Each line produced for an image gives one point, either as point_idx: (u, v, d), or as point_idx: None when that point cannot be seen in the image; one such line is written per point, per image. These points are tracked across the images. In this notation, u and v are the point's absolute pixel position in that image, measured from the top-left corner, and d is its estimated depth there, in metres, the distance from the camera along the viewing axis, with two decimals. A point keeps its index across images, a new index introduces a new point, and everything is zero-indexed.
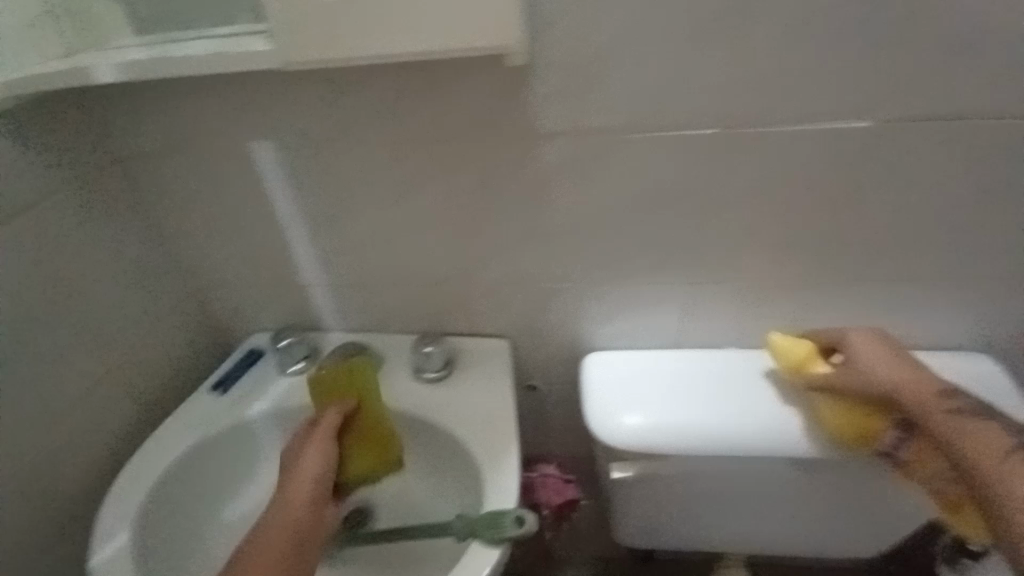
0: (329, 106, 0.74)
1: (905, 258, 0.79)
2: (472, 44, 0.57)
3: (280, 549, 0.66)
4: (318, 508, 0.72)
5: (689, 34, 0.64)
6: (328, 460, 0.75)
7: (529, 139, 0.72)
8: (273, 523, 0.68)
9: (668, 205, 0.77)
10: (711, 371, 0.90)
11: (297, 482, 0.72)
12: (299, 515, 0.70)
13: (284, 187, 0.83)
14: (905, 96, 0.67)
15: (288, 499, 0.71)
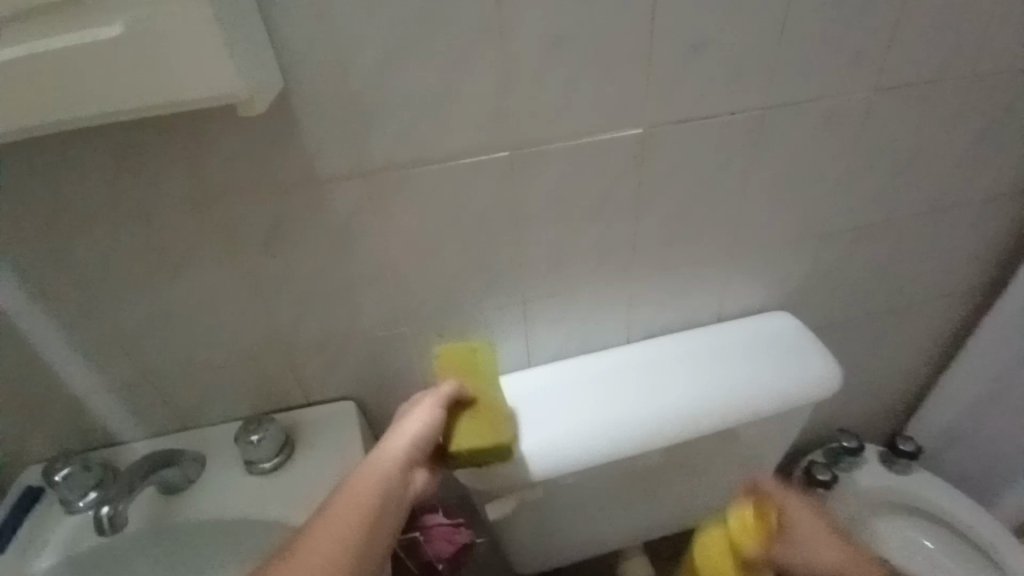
0: (46, 183, 0.60)
1: (698, 240, 0.88)
2: (195, 99, 0.47)
3: (352, 519, 0.63)
4: (399, 474, 0.69)
5: (456, 60, 0.61)
6: (434, 427, 0.73)
7: (311, 187, 0.66)
8: (352, 495, 0.66)
9: (482, 231, 0.75)
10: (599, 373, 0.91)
11: (392, 454, 0.70)
12: (371, 488, 0.67)
13: (23, 289, 0.66)
14: (668, 101, 0.72)
15: (377, 469, 0.69)
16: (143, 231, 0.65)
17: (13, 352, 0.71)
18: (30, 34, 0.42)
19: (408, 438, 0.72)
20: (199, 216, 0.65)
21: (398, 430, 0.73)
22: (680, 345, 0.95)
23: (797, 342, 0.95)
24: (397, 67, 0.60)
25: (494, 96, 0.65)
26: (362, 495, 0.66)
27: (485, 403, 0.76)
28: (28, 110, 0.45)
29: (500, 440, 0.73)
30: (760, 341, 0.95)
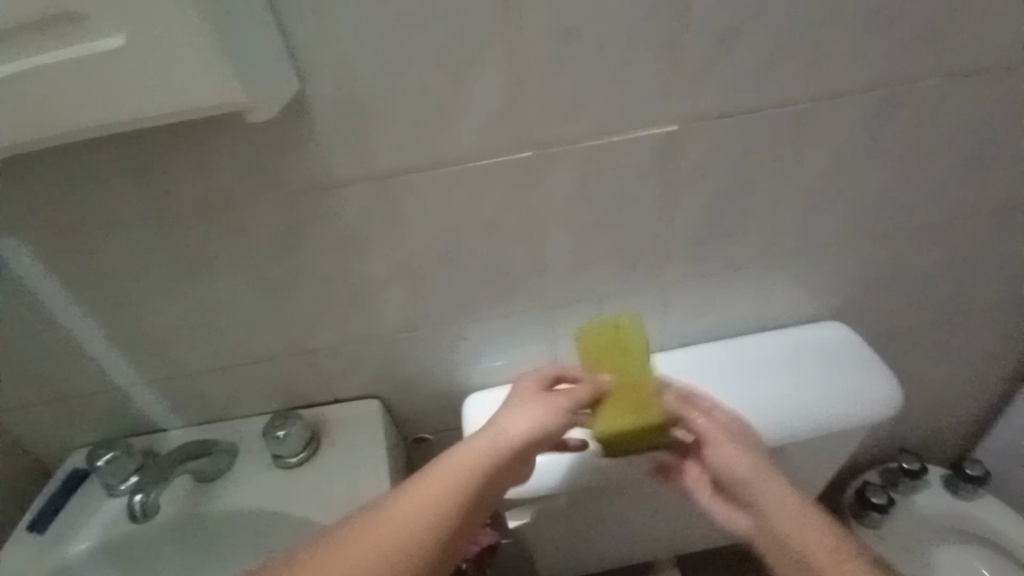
0: (75, 188, 0.61)
1: (739, 243, 0.82)
2: (201, 104, 0.47)
3: (455, 500, 0.63)
4: (496, 471, 0.68)
5: (471, 55, 0.58)
6: (546, 428, 0.70)
7: (326, 192, 0.65)
8: (451, 473, 0.65)
9: (501, 234, 0.73)
10: None
11: (499, 443, 0.68)
12: (474, 474, 0.66)
13: (55, 286, 0.69)
14: (704, 93, 0.66)
15: (481, 455, 0.68)
16: (167, 235, 0.66)
17: (54, 344, 0.74)
18: (39, 47, 0.43)
19: (511, 433, 0.69)
20: (219, 220, 0.65)
21: (512, 419, 0.71)
22: (717, 357, 0.90)
23: (848, 354, 0.88)
24: (407, 67, 0.57)
25: (512, 92, 0.61)
26: (463, 479, 0.65)
27: (626, 382, 0.72)
28: (47, 121, 0.47)
29: (648, 422, 0.70)
30: (806, 354, 0.89)
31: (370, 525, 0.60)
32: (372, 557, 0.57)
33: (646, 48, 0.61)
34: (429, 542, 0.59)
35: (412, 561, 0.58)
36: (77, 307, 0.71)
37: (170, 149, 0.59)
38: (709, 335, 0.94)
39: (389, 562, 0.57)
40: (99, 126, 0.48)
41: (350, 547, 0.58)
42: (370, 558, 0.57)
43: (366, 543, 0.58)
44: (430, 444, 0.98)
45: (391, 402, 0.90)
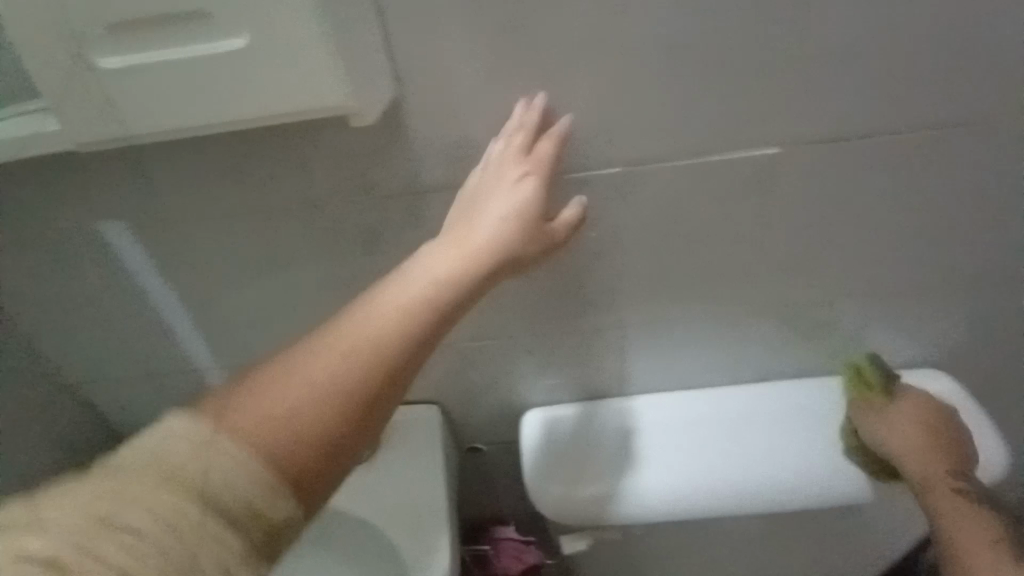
0: (176, 180, 0.62)
1: (834, 276, 0.75)
2: (316, 109, 0.48)
3: (322, 371, 0.44)
4: (452, 303, 0.51)
5: (576, 67, 0.56)
6: (517, 228, 0.54)
7: (412, 197, 0.64)
8: (393, 313, 0.48)
9: (580, 249, 0.70)
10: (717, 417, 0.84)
11: (450, 290, 0.51)
12: (399, 334, 0.47)
13: (148, 273, 0.70)
14: (816, 115, 0.61)
15: (404, 315, 0.48)
16: (256, 229, 0.67)
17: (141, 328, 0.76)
18: (165, 43, 0.45)
19: (510, 216, 0.55)
20: (307, 218, 0.66)
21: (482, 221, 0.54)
22: (796, 399, 0.84)
23: (948, 404, 0.80)
24: (508, 78, 0.56)
25: (610, 107, 0.59)
26: (379, 350, 0.46)
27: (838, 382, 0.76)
28: (168, 117, 0.48)
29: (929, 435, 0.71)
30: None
31: (268, 402, 0.43)
32: (286, 426, 0.42)
33: (759, 64, 0.57)
34: (361, 388, 0.45)
35: (338, 399, 0.44)
36: (165, 294, 0.73)
37: (269, 148, 0.60)
38: (788, 372, 0.88)
39: (325, 407, 0.43)
40: (217, 124, 0.49)
41: (261, 408, 0.43)
42: (288, 419, 0.43)
43: (265, 395, 0.43)
44: (483, 454, 0.96)
45: (449, 409, 0.89)
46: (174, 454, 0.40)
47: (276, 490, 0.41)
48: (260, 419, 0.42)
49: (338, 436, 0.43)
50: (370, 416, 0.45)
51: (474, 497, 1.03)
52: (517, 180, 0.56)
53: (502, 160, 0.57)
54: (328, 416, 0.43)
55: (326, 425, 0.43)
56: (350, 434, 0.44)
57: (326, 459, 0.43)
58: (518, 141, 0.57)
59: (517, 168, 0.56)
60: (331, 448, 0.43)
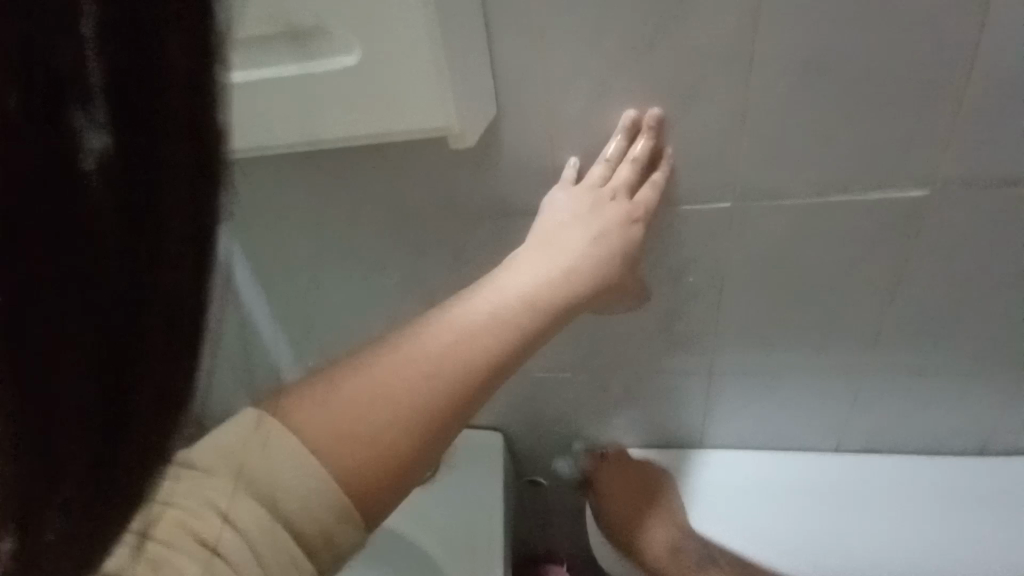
0: (282, 182, 0.62)
1: (969, 338, 0.65)
2: (422, 127, 0.47)
3: (407, 367, 0.41)
4: (546, 319, 0.46)
5: (694, 93, 0.51)
6: (616, 254, 0.51)
7: (499, 219, 0.62)
8: (473, 321, 0.44)
9: (674, 288, 0.65)
10: (809, 480, 0.75)
11: (545, 303, 0.46)
12: (489, 348, 0.43)
13: (235, 271, 0.72)
14: (976, 155, 0.52)
15: (495, 325, 0.44)
16: (345, 241, 0.66)
17: None
18: (283, 58, 0.45)
19: (607, 236, 0.50)
20: (395, 234, 0.65)
21: (583, 238, 0.50)
22: (906, 478, 0.74)
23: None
24: (617, 102, 0.52)
25: (729, 139, 0.53)
26: (469, 359, 0.42)
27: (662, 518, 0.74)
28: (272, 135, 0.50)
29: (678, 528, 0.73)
30: (1020, 500, 0.71)
31: (343, 406, 0.39)
32: (362, 437, 0.39)
33: (910, 95, 0.49)
34: (445, 405, 0.41)
35: (421, 413, 0.40)
36: (251, 294, 0.74)
37: (367, 161, 0.60)
38: (899, 445, 0.77)
39: (404, 423, 0.39)
40: (318, 141, 0.49)
41: (332, 413, 0.39)
42: (368, 430, 0.39)
43: (342, 398, 0.39)
44: (545, 487, 0.92)
45: (514, 438, 0.86)
46: (246, 447, 0.38)
47: (346, 511, 0.38)
48: (335, 427, 0.39)
49: (414, 455, 0.40)
50: (447, 436, 0.41)
51: (526, 527, 0.98)
52: (624, 215, 0.52)
53: (600, 191, 0.52)
54: (407, 432, 0.40)
55: (405, 442, 0.39)
56: (428, 453, 0.40)
57: (402, 479, 0.39)
58: (622, 174, 0.53)
59: (611, 205, 0.52)
60: (407, 470, 0.39)
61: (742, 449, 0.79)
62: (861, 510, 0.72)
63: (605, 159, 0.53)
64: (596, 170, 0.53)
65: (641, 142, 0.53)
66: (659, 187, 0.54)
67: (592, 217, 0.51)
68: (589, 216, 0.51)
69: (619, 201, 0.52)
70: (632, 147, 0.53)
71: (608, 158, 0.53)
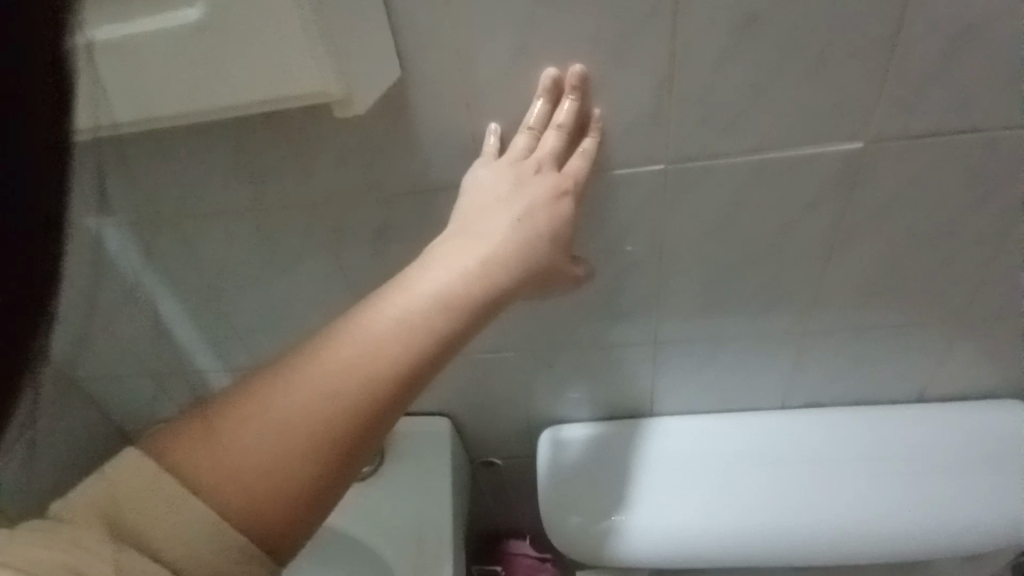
0: (187, 169, 0.55)
1: (906, 292, 0.65)
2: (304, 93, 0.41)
3: (303, 389, 0.36)
4: (467, 317, 0.41)
5: (619, 46, 0.46)
6: (544, 233, 0.46)
7: (421, 195, 0.56)
8: (381, 329, 0.39)
9: (613, 259, 0.61)
10: (760, 441, 0.75)
11: (462, 301, 0.41)
12: (399, 357, 0.38)
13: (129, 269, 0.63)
14: (913, 103, 0.50)
15: (404, 329, 0.39)
16: (253, 227, 0.59)
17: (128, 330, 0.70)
18: (140, 10, 0.37)
19: (531, 218, 0.46)
20: (308, 218, 0.59)
21: (507, 219, 0.45)
22: (851, 433, 0.75)
23: (996, 452, 0.72)
24: (535, 59, 0.47)
25: (659, 96, 0.49)
26: (375, 373, 0.37)
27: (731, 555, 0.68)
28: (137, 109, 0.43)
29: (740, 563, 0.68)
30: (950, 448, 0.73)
31: (228, 441, 0.35)
32: (252, 471, 0.34)
33: (844, 41, 0.46)
34: (347, 426, 0.36)
35: (318, 439, 0.35)
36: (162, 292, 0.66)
37: (265, 138, 0.52)
38: (844, 398, 0.78)
39: (299, 451, 0.35)
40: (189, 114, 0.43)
41: (219, 446, 0.35)
42: (257, 464, 0.35)
43: (228, 426, 0.35)
44: (500, 467, 0.90)
45: (464, 422, 0.83)
46: (130, 480, 0.34)
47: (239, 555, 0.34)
48: (221, 460, 0.34)
49: (314, 485, 0.35)
50: (356, 460, 0.37)
51: (487, 508, 0.97)
52: (551, 188, 0.47)
53: (525, 163, 0.48)
54: (304, 461, 0.35)
55: (302, 471, 0.35)
56: (331, 479, 0.36)
57: (305, 514, 0.35)
58: (548, 143, 0.48)
59: (537, 178, 0.47)
60: (309, 501, 0.35)
61: (692, 414, 0.79)
62: (807, 467, 0.73)
63: (528, 127, 0.49)
64: (519, 139, 0.48)
65: (565, 104, 0.48)
66: (588, 156, 0.49)
67: (517, 194, 0.46)
68: (510, 196, 0.46)
69: (545, 174, 0.47)
70: (556, 110, 0.48)
71: (530, 125, 0.49)
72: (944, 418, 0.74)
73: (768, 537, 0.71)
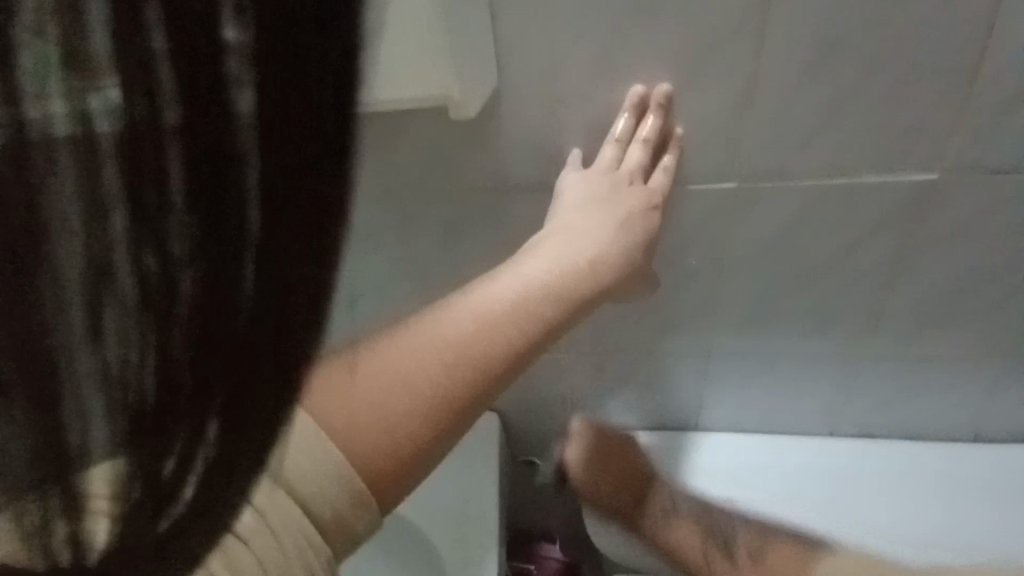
0: None
1: (967, 324, 0.65)
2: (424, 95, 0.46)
3: (431, 353, 0.38)
4: (573, 307, 0.44)
5: (706, 68, 0.49)
6: (638, 241, 0.49)
7: (500, 195, 0.60)
8: (501, 307, 0.42)
9: (674, 270, 0.64)
10: (806, 464, 0.76)
11: (569, 294, 0.44)
12: (517, 334, 0.41)
13: None
14: (989, 136, 0.51)
15: (521, 309, 0.42)
16: (343, 217, 0.64)
17: None
18: None
19: (630, 222, 0.49)
20: (394, 212, 0.63)
21: (606, 223, 0.49)
22: (899, 464, 0.75)
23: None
24: (625, 77, 0.51)
25: (737, 116, 0.52)
26: (494, 346, 0.40)
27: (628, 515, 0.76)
28: None
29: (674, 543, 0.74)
30: (1006, 485, 0.71)
31: (352, 386, 0.37)
32: (379, 421, 0.36)
33: (924, 74, 0.48)
34: (466, 389, 0.39)
35: (440, 400, 0.38)
36: None
37: (368, 133, 0.58)
38: (891, 429, 0.77)
39: (421, 408, 0.37)
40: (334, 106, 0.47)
41: (349, 394, 0.36)
42: (384, 415, 0.37)
43: (356, 377, 0.37)
44: (538, 468, 0.92)
45: (509, 419, 0.85)
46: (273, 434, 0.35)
47: (358, 498, 0.36)
48: (350, 409, 0.36)
49: (430, 441, 0.38)
50: (465, 423, 0.39)
51: (518, 507, 0.99)
52: (644, 201, 0.50)
53: (617, 175, 0.51)
54: (425, 420, 0.37)
55: (422, 427, 0.37)
56: (444, 438, 0.38)
57: (416, 467, 0.38)
58: (634, 156, 0.51)
59: (630, 189, 0.50)
60: (424, 454, 0.38)
61: (735, 432, 0.80)
62: (856, 494, 0.72)
63: (614, 139, 0.52)
64: (606, 150, 0.52)
65: (649, 121, 0.51)
66: (670, 172, 0.52)
67: (612, 202, 0.50)
68: (608, 199, 0.50)
69: (636, 186, 0.51)
70: (640, 126, 0.52)
71: (616, 138, 0.52)
72: (998, 456, 0.73)
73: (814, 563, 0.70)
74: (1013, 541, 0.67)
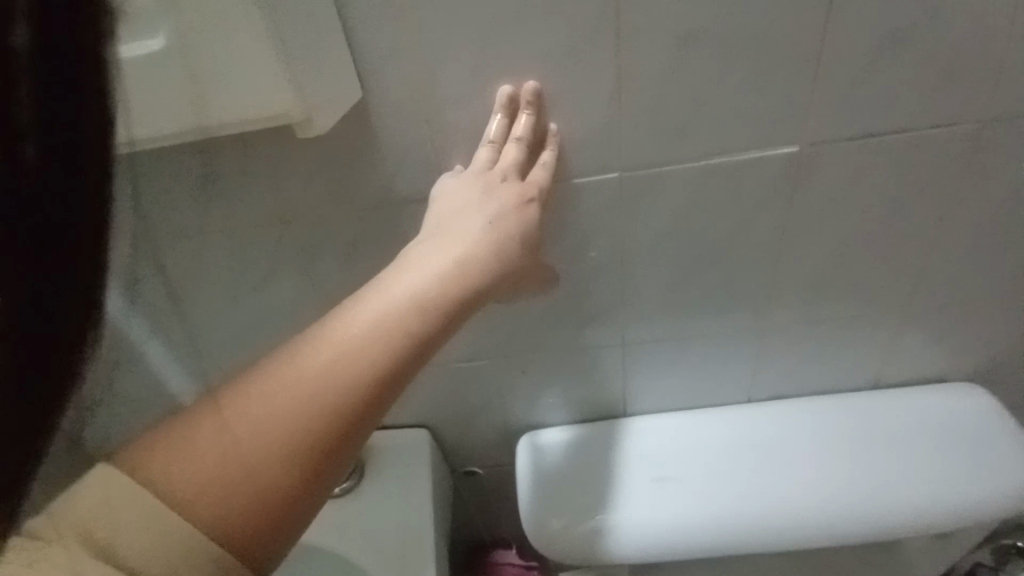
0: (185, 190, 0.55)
1: (854, 284, 0.69)
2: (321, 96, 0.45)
3: (285, 400, 0.39)
4: (441, 320, 0.44)
5: (569, 63, 0.49)
6: (514, 237, 0.49)
7: (388, 209, 0.58)
8: (359, 336, 0.42)
9: (577, 265, 0.64)
10: (727, 432, 0.78)
11: (438, 302, 0.44)
12: (375, 360, 0.41)
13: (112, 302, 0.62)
14: (842, 107, 0.54)
15: (381, 333, 0.42)
16: (225, 248, 0.60)
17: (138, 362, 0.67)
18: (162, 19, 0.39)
19: (504, 219, 0.49)
20: (280, 237, 0.60)
21: (478, 224, 0.48)
22: (815, 419, 0.78)
23: (964, 433, 0.75)
24: (491, 78, 0.50)
25: (609, 108, 0.52)
26: (352, 377, 0.41)
27: None
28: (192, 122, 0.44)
29: None
30: (916, 430, 0.76)
31: (206, 444, 0.37)
32: (235, 479, 0.37)
33: (775, 54, 0.50)
34: (323, 422, 0.41)
35: (298, 436, 0.40)
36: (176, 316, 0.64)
37: (234, 159, 0.54)
38: (805, 389, 0.81)
39: (278, 449, 0.39)
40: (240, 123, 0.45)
41: (200, 459, 0.37)
42: (240, 471, 0.37)
43: (207, 440, 0.38)
44: (481, 476, 0.90)
45: (442, 433, 0.83)
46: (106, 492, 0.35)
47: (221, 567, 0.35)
48: (202, 475, 0.37)
49: (296, 480, 0.39)
50: (332, 454, 0.41)
51: (468, 517, 0.97)
52: (518, 197, 0.50)
53: (491, 174, 0.50)
54: (284, 462, 0.39)
55: (282, 472, 0.39)
56: (309, 474, 0.40)
57: (286, 510, 0.39)
58: (509, 155, 0.51)
59: (503, 186, 0.50)
60: (291, 492, 0.39)
61: (659, 412, 0.82)
62: (774, 453, 0.76)
63: (489, 141, 0.51)
64: (481, 153, 0.51)
65: (523, 118, 0.50)
66: (549, 167, 0.52)
67: (484, 201, 0.49)
68: (481, 201, 0.49)
69: (511, 183, 0.50)
70: (514, 124, 0.51)
71: (491, 139, 0.51)
72: (900, 401, 0.78)
73: (741, 526, 0.72)
74: (917, 480, 0.72)
